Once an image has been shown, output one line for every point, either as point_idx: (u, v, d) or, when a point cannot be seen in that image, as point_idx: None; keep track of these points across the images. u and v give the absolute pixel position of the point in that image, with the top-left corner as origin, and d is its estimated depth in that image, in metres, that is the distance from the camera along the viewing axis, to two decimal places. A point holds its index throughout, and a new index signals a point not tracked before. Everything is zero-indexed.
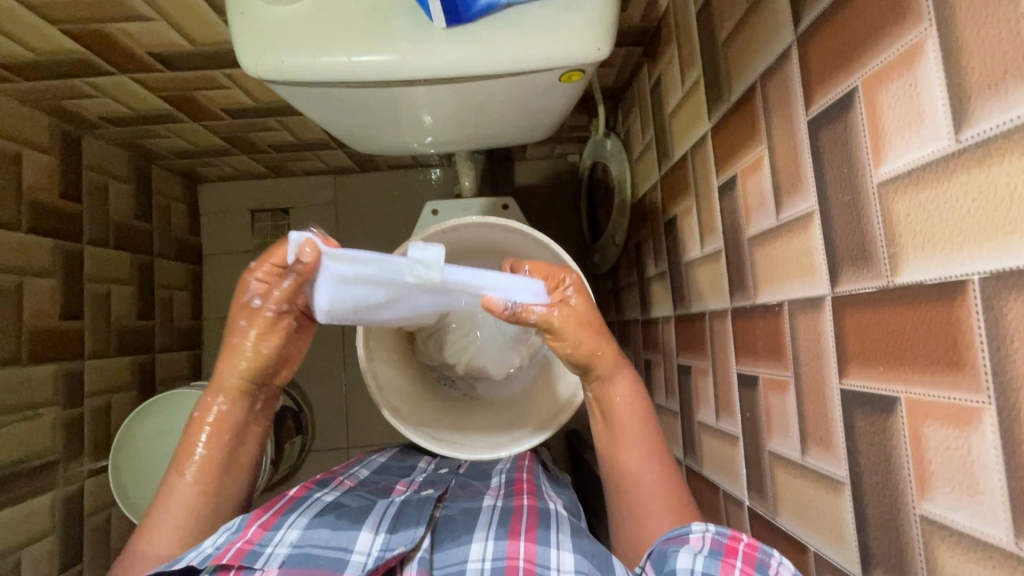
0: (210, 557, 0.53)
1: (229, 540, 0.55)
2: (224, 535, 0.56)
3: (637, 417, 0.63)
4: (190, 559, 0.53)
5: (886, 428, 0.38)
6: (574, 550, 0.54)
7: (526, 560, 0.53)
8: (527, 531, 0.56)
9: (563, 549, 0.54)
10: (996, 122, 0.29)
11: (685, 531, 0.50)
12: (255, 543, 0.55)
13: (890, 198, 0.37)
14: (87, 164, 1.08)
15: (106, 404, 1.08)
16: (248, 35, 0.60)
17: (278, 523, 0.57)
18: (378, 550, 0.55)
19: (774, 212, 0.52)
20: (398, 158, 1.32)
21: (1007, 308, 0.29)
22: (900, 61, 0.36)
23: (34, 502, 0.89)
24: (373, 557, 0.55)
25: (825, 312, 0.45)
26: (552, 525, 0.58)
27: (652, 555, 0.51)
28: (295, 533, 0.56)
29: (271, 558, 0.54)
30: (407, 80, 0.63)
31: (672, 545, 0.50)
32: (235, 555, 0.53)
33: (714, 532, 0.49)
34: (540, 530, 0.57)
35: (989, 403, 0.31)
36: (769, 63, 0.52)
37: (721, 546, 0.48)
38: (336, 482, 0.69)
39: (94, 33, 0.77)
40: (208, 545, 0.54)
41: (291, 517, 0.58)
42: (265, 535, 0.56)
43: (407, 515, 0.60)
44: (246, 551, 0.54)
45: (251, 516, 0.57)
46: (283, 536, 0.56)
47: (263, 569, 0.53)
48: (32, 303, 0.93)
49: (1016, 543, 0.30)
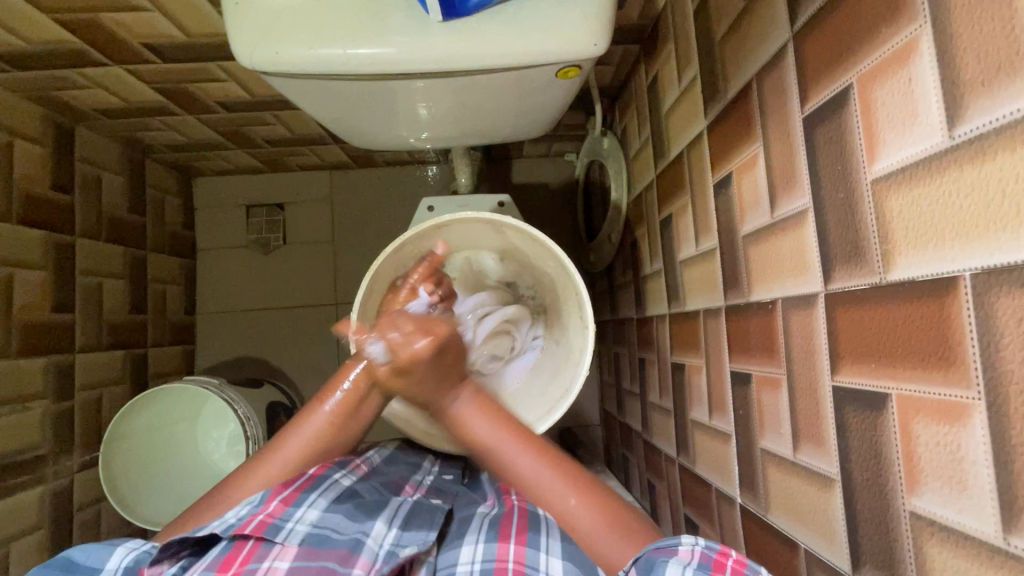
0: (232, 527, 0.53)
1: (251, 512, 0.55)
2: (247, 507, 0.56)
3: (484, 419, 0.61)
4: (213, 526, 0.54)
5: (877, 424, 0.39)
6: (562, 556, 0.54)
7: (516, 562, 0.54)
8: (518, 534, 0.57)
9: (552, 554, 0.54)
10: (988, 118, 0.29)
11: (673, 542, 0.47)
12: (276, 517, 0.54)
13: (884, 194, 0.37)
14: (80, 156, 1.07)
15: (97, 398, 1.07)
16: (243, 26, 0.59)
17: (299, 500, 0.56)
18: (390, 544, 0.54)
19: (769, 210, 0.52)
20: (394, 154, 1.31)
21: (998, 303, 0.30)
22: (894, 59, 0.36)
23: (23, 495, 0.88)
24: (385, 549, 0.54)
25: (818, 309, 0.45)
26: (542, 528, 0.58)
27: (636, 563, 0.48)
28: (315, 513, 0.56)
29: (290, 534, 0.53)
30: (403, 74, 0.63)
31: (662, 554, 0.46)
32: (257, 527, 0.53)
33: (703, 546, 0.46)
34: (531, 533, 0.57)
35: (979, 399, 0.31)
36: (765, 60, 0.52)
37: (710, 561, 0.45)
38: (353, 464, 0.67)
39: (88, 23, 0.76)
40: (231, 515, 0.54)
41: (312, 497, 0.57)
42: (287, 511, 0.55)
43: (419, 518, 0.60)
44: (268, 524, 0.53)
45: (274, 490, 0.57)
46: (303, 514, 0.55)
47: (283, 545, 0.52)
48: (22, 294, 0.92)
49: (1004, 539, 0.30)
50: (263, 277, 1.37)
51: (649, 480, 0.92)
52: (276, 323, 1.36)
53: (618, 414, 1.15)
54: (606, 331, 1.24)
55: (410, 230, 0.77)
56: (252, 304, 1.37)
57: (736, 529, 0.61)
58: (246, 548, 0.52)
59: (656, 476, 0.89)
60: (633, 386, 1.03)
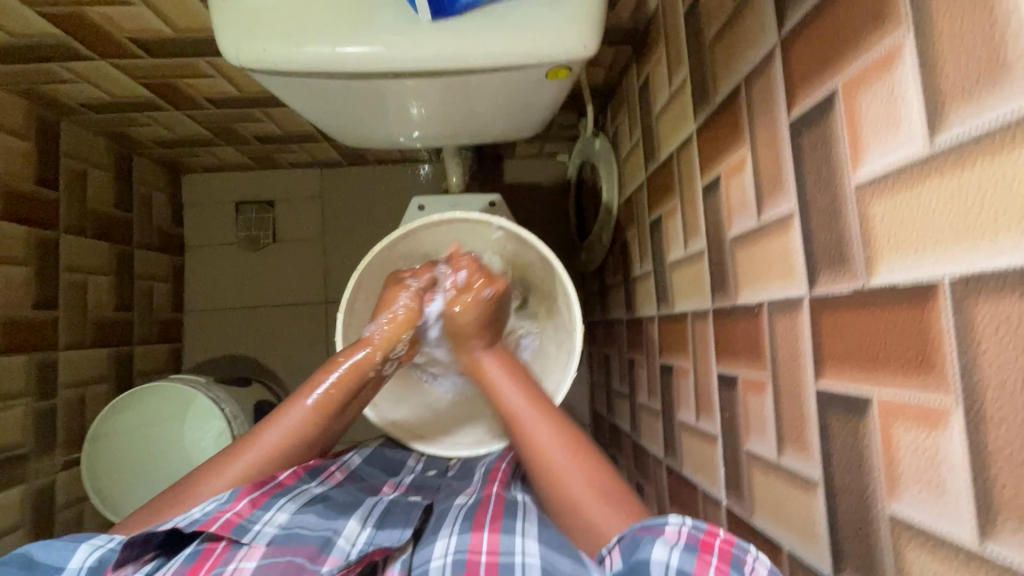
0: (197, 523, 0.52)
1: (218, 509, 0.54)
2: (214, 503, 0.55)
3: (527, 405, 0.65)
4: (176, 522, 0.53)
5: (859, 428, 0.39)
6: (540, 539, 0.53)
7: (489, 554, 0.51)
8: (492, 522, 0.55)
9: (528, 537, 0.53)
10: (969, 126, 0.30)
11: (660, 522, 0.45)
12: (243, 516, 0.54)
13: (868, 200, 0.37)
14: (65, 151, 1.06)
15: (80, 397, 1.06)
16: (230, 22, 0.59)
17: (268, 504, 0.56)
18: (362, 542, 0.54)
19: (756, 213, 0.52)
20: (386, 153, 1.31)
21: (976, 310, 0.30)
22: (878, 65, 0.36)
23: (4, 495, 0.87)
24: (357, 548, 0.54)
25: (803, 313, 0.45)
26: (518, 514, 0.57)
27: (621, 541, 0.47)
28: (284, 516, 0.55)
29: (258, 535, 0.53)
30: (392, 73, 0.62)
31: (647, 534, 0.45)
32: (223, 526, 0.52)
33: (690, 526, 0.44)
34: (506, 520, 0.55)
35: (957, 404, 0.31)
36: (753, 65, 0.52)
37: (697, 542, 0.44)
38: (327, 473, 0.66)
39: (73, 17, 0.75)
40: (195, 512, 0.53)
41: (280, 500, 0.57)
42: (255, 513, 0.55)
43: (393, 516, 0.59)
44: (234, 524, 0.53)
45: (243, 489, 0.56)
46: (272, 517, 0.55)
47: (250, 546, 0.52)
48: (3, 291, 0.91)
49: (981, 544, 0.30)
50: (253, 274, 1.36)
51: (637, 481, 0.93)
52: (265, 322, 1.35)
53: (607, 415, 1.15)
54: (597, 332, 1.24)
55: (400, 229, 0.76)
56: (241, 302, 1.36)
57: (721, 531, 0.61)
58: (213, 554, 0.51)
59: (644, 477, 0.89)
60: (622, 387, 1.04)
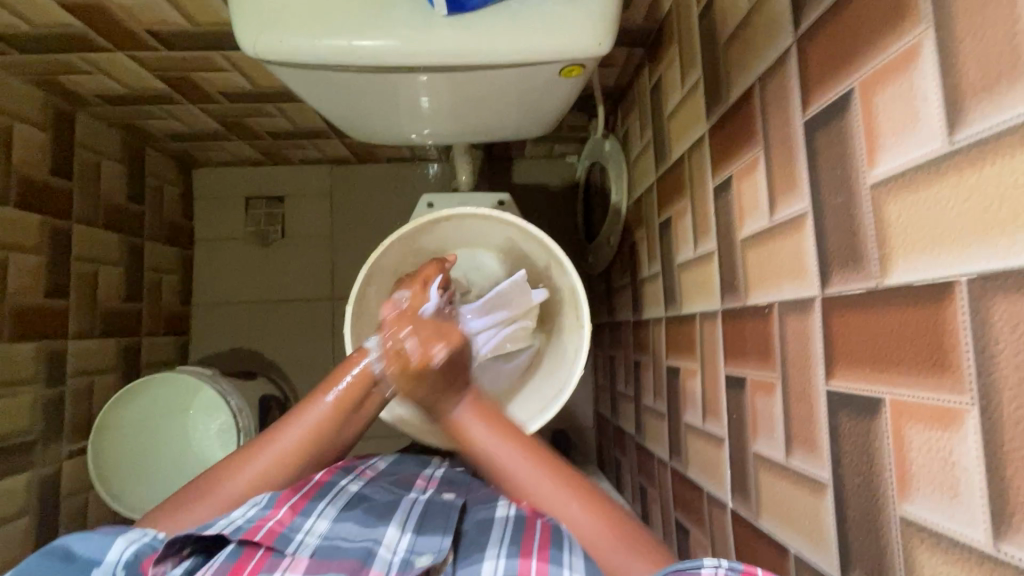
0: (241, 529, 0.52)
1: (261, 516, 0.54)
2: (255, 508, 0.55)
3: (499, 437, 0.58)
4: (221, 526, 0.53)
5: (871, 429, 0.38)
6: (588, 573, 0.51)
7: None
8: (540, 551, 0.52)
9: (575, 570, 0.51)
10: (989, 123, 0.29)
11: (694, 565, 0.40)
12: (286, 526, 0.54)
13: (883, 199, 0.37)
14: (79, 141, 1.07)
15: (88, 386, 1.07)
16: (248, 14, 0.59)
17: (308, 509, 0.57)
18: (405, 552, 0.54)
19: (768, 213, 0.52)
20: (397, 151, 1.31)
21: (993, 309, 0.29)
22: (897, 63, 0.36)
23: (10, 480, 0.87)
24: (399, 557, 0.53)
25: (815, 313, 0.45)
26: (566, 545, 0.53)
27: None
28: (324, 525, 0.56)
29: (300, 546, 0.53)
30: (407, 67, 0.63)
31: None
32: (267, 534, 0.52)
33: (727, 568, 0.39)
34: (553, 549, 0.52)
35: (971, 404, 0.31)
36: (768, 64, 0.52)
37: None
38: (358, 472, 0.68)
39: (93, 8, 0.76)
40: (239, 517, 0.54)
41: (320, 506, 0.58)
42: (296, 520, 0.55)
43: (433, 522, 0.58)
44: (277, 533, 0.53)
45: (282, 495, 0.57)
46: (313, 525, 0.56)
47: (294, 557, 0.51)
48: (17, 278, 0.92)
49: (995, 546, 0.29)
50: (260, 268, 1.37)
51: (640, 483, 0.92)
52: (273, 317, 1.36)
53: (611, 417, 1.15)
54: (603, 333, 1.24)
55: (410, 222, 0.76)
56: (248, 296, 1.36)
57: (726, 534, 0.61)
58: (255, 555, 0.51)
59: (647, 479, 0.89)
60: (627, 389, 1.03)
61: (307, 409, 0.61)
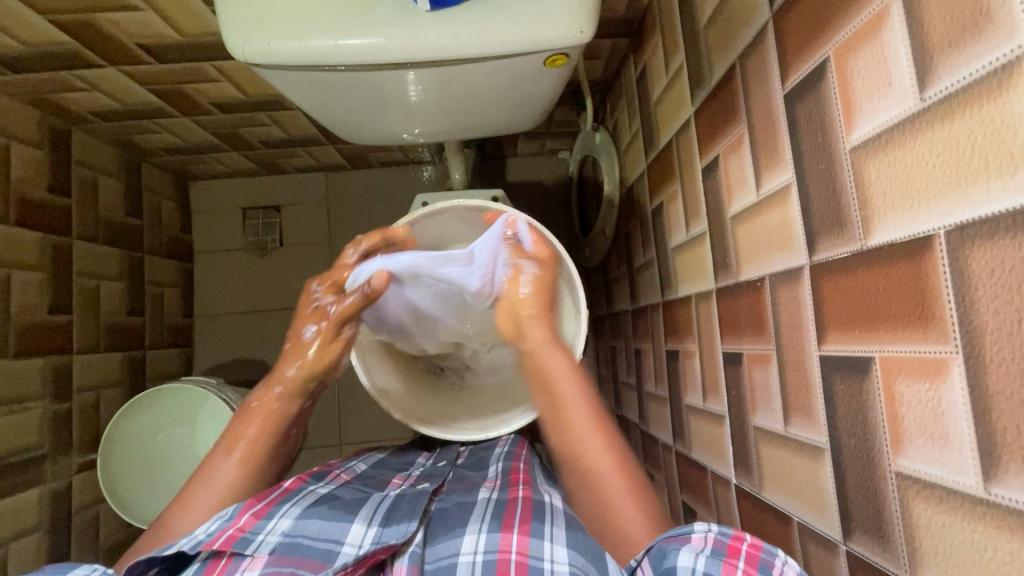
0: (201, 543, 0.52)
1: (222, 527, 0.54)
2: (217, 522, 0.54)
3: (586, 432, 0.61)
4: (181, 544, 0.52)
5: (863, 389, 0.39)
6: (568, 544, 0.51)
7: (518, 553, 0.51)
8: (521, 523, 0.54)
9: (557, 542, 0.51)
10: (957, 77, 0.30)
11: (686, 530, 0.47)
12: (247, 530, 0.53)
13: (863, 161, 0.38)
14: (76, 158, 1.08)
15: (95, 400, 1.08)
16: (236, 19, 0.60)
17: (270, 513, 0.56)
18: (371, 542, 0.54)
19: (755, 188, 0.53)
20: (390, 155, 1.33)
21: (971, 257, 0.30)
22: (868, 27, 0.36)
23: (21, 495, 0.88)
24: (365, 548, 0.53)
25: (804, 281, 0.45)
26: (547, 517, 0.55)
27: (649, 552, 0.48)
28: (288, 523, 0.55)
29: (261, 546, 0.53)
30: (394, 64, 0.64)
31: (674, 543, 0.47)
32: (226, 542, 0.52)
33: (716, 532, 0.46)
34: (535, 523, 0.54)
35: (956, 353, 0.31)
36: (747, 42, 0.53)
37: (723, 547, 0.45)
38: (332, 475, 0.68)
39: (84, 24, 0.78)
40: (200, 532, 0.53)
41: (283, 508, 0.57)
42: (258, 524, 0.54)
43: (401, 510, 0.58)
44: (237, 538, 0.52)
45: (244, 504, 0.56)
46: (275, 525, 0.55)
47: (254, 556, 0.52)
48: (20, 294, 0.93)
49: (986, 490, 0.30)
50: (260, 277, 1.38)
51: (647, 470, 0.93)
52: (274, 325, 1.37)
53: (616, 408, 1.15)
54: (603, 326, 1.24)
55: (404, 217, 0.77)
56: (249, 305, 1.38)
57: (732, 510, 0.61)
58: (219, 565, 0.52)
59: (654, 466, 0.89)
60: (630, 378, 1.04)
61: (232, 436, 0.65)
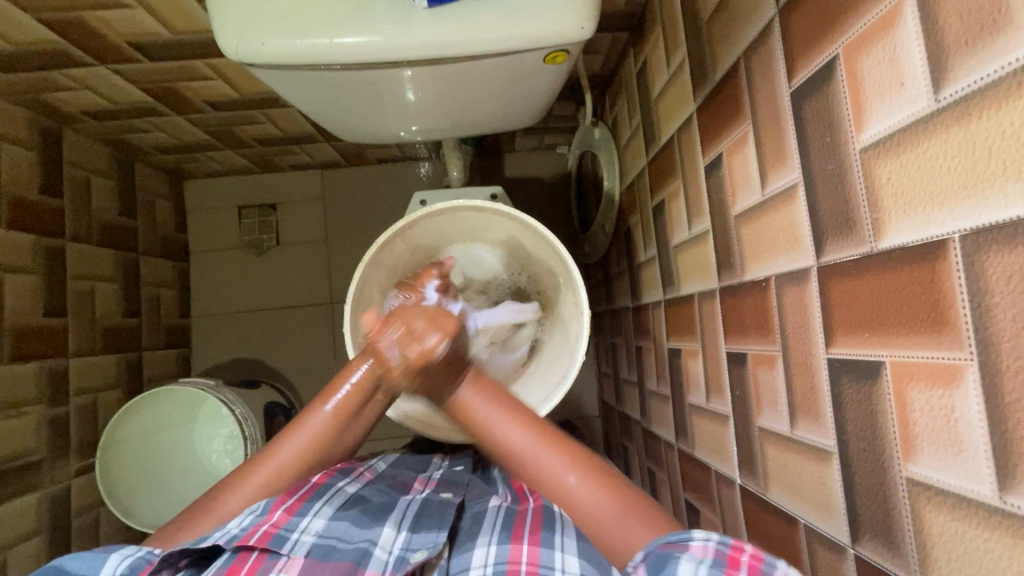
0: (236, 538, 0.52)
1: (255, 523, 0.53)
2: (249, 516, 0.54)
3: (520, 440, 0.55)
4: (215, 538, 0.52)
5: (873, 394, 0.39)
6: (580, 554, 0.51)
7: (529, 564, 0.51)
8: (532, 534, 0.54)
9: (567, 552, 0.52)
10: (974, 78, 0.29)
11: (685, 537, 0.45)
12: (281, 527, 0.53)
13: (873, 163, 0.37)
14: (68, 159, 1.06)
15: (92, 403, 1.07)
16: (229, 17, 0.59)
17: (304, 509, 0.55)
18: (400, 550, 0.54)
19: (760, 187, 0.52)
20: (386, 152, 1.31)
21: (988, 263, 0.30)
22: (879, 25, 0.36)
23: (19, 501, 0.87)
24: (394, 556, 0.54)
25: (811, 283, 0.45)
26: (557, 526, 0.55)
27: (646, 558, 0.45)
28: (321, 523, 0.55)
29: (297, 545, 0.53)
30: (390, 62, 0.62)
31: (674, 550, 0.44)
32: (261, 538, 0.52)
33: (716, 542, 0.44)
34: (544, 532, 0.54)
35: (971, 360, 0.31)
36: (752, 38, 0.52)
37: (724, 557, 0.43)
38: (358, 473, 0.67)
39: (73, 22, 0.76)
40: (234, 526, 0.53)
41: (317, 506, 0.56)
42: (291, 521, 0.54)
43: (429, 517, 0.58)
44: (272, 535, 0.52)
45: (278, 499, 0.56)
46: (309, 524, 0.54)
47: (289, 557, 0.51)
48: (13, 298, 0.91)
49: (1001, 498, 0.30)
50: (257, 276, 1.37)
51: (649, 467, 0.92)
52: (272, 324, 1.36)
53: (617, 404, 1.15)
54: (603, 322, 1.24)
55: (404, 217, 0.76)
56: (247, 305, 1.36)
57: (736, 510, 0.61)
58: (251, 559, 0.51)
59: (656, 463, 0.89)
60: (631, 375, 1.04)
61: None
